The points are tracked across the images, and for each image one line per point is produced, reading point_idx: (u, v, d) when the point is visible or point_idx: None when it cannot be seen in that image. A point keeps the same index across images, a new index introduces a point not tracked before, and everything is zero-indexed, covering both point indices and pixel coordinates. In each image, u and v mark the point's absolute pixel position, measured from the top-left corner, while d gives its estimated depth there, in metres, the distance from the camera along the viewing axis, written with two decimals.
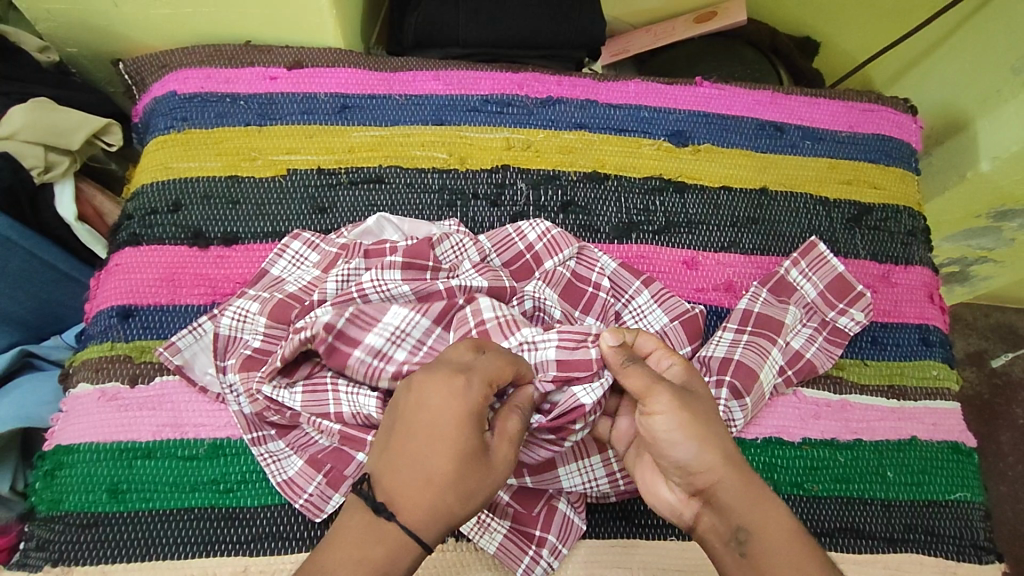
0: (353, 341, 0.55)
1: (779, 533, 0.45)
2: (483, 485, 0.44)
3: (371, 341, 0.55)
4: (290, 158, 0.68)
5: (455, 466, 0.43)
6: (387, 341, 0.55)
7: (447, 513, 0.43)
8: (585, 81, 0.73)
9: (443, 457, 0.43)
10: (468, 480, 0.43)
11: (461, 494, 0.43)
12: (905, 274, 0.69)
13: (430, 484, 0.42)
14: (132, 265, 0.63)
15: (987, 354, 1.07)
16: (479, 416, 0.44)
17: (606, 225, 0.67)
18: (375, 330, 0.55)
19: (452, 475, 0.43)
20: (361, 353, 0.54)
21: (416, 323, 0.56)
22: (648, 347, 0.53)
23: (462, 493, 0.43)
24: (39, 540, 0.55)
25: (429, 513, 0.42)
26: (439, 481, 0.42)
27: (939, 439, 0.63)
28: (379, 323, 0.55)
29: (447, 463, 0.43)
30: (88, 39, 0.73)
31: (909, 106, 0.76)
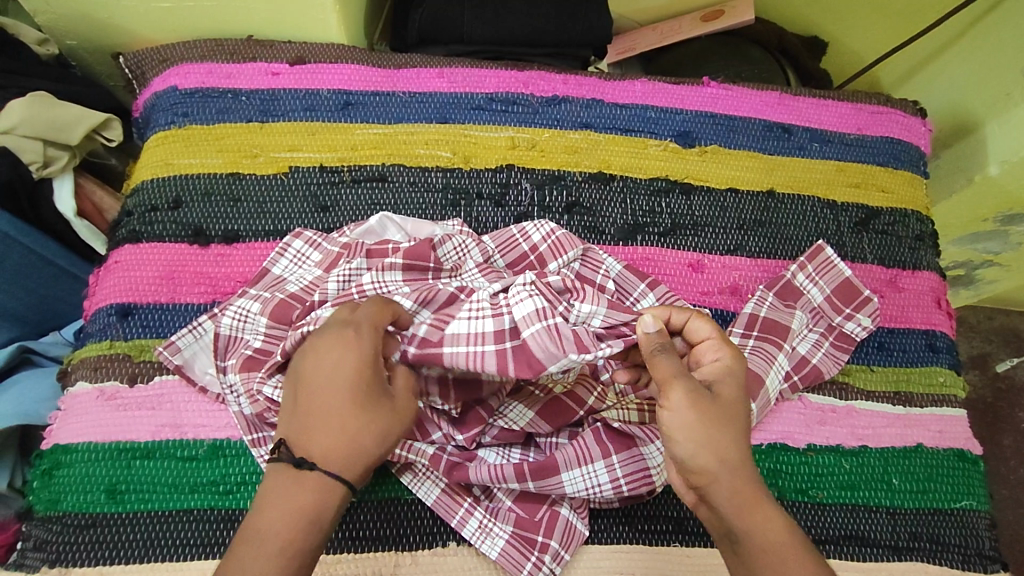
0: None
1: (777, 531, 0.44)
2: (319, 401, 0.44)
3: None
4: (292, 156, 0.67)
5: (339, 400, 0.44)
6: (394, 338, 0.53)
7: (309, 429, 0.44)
8: (591, 80, 0.72)
9: (331, 403, 0.44)
10: (335, 401, 0.44)
11: (308, 412, 0.44)
12: (912, 279, 0.68)
13: (297, 414, 0.45)
14: (131, 262, 0.62)
15: (991, 357, 1.06)
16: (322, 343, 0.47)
17: (611, 227, 0.67)
18: None
19: (325, 395, 0.45)
20: None
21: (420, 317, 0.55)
22: (704, 329, 0.51)
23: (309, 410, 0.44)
24: (37, 541, 0.54)
25: (317, 435, 0.44)
26: (300, 406, 0.45)
27: (945, 447, 0.63)
28: None
29: (304, 393, 0.45)
30: (88, 31, 0.72)
31: (919, 108, 0.75)
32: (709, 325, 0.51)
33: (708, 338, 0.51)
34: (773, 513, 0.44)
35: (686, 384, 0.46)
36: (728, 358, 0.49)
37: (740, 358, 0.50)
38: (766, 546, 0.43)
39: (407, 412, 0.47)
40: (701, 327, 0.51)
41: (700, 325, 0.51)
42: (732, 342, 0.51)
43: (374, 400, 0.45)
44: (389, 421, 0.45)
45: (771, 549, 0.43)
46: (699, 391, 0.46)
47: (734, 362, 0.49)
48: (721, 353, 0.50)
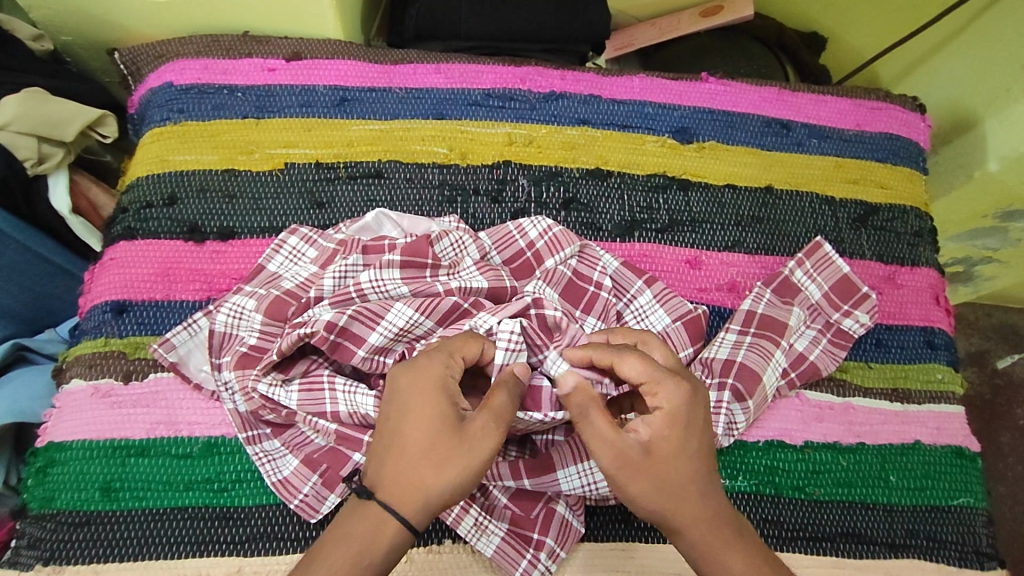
0: (357, 337, 0.54)
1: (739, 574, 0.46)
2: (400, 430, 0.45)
3: (374, 341, 0.54)
4: (288, 152, 0.66)
5: (425, 426, 0.44)
6: (390, 339, 0.55)
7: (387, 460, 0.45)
8: (589, 76, 0.72)
9: (419, 430, 0.44)
10: (420, 425, 0.45)
11: (392, 441, 0.45)
12: (911, 276, 0.68)
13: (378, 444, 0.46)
14: (126, 259, 0.62)
15: (989, 354, 1.06)
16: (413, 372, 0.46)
17: (609, 223, 0.66)
18: (377, 329, 0.54)
19: (407, 419, 0.45)
20: (366, 352, 0.54)
21: (418, 324, 0.55)
22: (638, 373, 0.48)
23: (393, 439, 0.45)
24: (31, 538, 0.54)
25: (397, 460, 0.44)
26: (383, 434, 0.46)
27: (943, 444, 0.63)
28: (382, 321, 0.54)
29: (387, 422, 0.46)
30: (83, 27, 0.72)
31: (918, 104, 0.75)
32: (640, 366, 0.48)
33: (644, 379, 0.48)
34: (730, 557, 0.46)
35: (608, 451, 0.45)
36: (669, 404, 0.47)
37: (679, 401, 0.47)
38: None
39: (496, 435, 0.45)
40: (634, 369, 0.48)
41: (631, 367, 0.48)
42: (669, 381, 0.47)
43: (456, 425, 0.45)
44: (478, 450, 0.44)
45: None
46: (627, 454, 0.45)
47: (674, 405, 0.47)
48: (658, 399, 0.47)
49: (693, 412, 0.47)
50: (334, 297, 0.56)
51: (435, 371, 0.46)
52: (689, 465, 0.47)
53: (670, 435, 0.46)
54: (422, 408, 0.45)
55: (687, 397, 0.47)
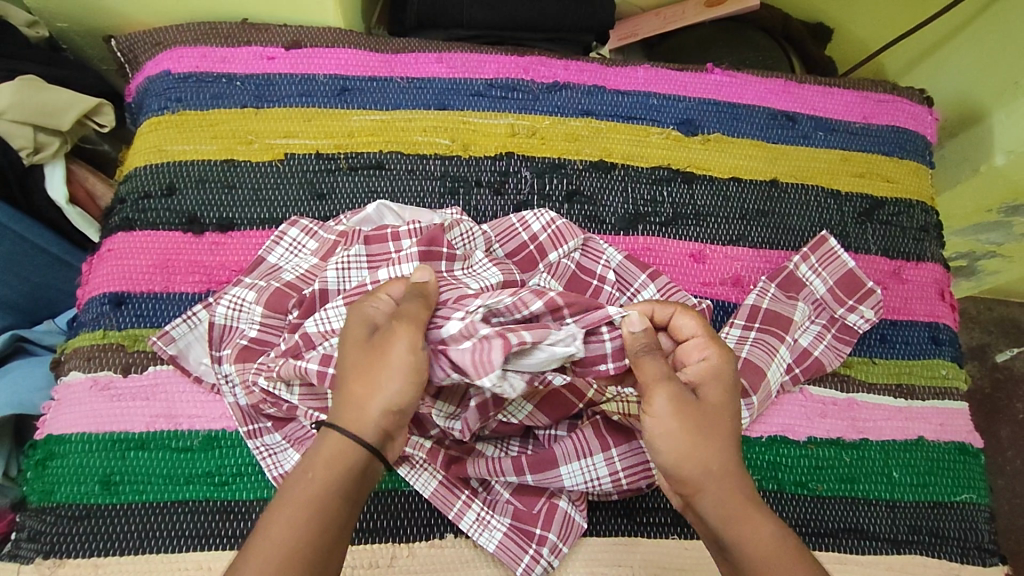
0: None
1: (761, 542, 0.44)
2: (353, 363, 0.45)
3: None
4: (287, 142, 0.66)
5: (390, 380, 0.45)
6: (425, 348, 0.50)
7: (346, 396, 0.45)
8: (592, 66, 0.71)
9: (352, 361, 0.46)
10: (372, 371, 0.45)
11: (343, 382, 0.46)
12: (916, 271, 0.68)
13: (341, 386, 0.46)
14: (125, 250, 0.61)
15: (989, 348, 1.06)
16: (370, 315, 0.47)
17: (612, 216, 0.66)
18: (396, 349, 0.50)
19: (360, 366, 0.45)
20: None
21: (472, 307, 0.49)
22: (690, 328, 0.50)
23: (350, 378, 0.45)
24: (31, 531, 0.54)
25: (355, 410, 0.45)
26: (341, 379, 0.46)
27: (946, 440, 0.63)
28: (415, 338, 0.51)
29: (346, 362, 0.46)
30: (79, 14, 0.71)
31: (925, 96, 0.74)
32: (693, 322, 0.50)
33: (693, 337, 0.50)
34: (758, 525, 0.45)
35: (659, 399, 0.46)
36: (715, 358, 0.49)
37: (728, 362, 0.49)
38: (755, 552, 0.44)
39: (406, 334, 0.45)
40: (685, 324, 0.50)
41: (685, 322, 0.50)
42: (711, 346, 0.49)
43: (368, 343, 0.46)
44: (393, 352, 0.45)
45: (766, 555, 0.44)
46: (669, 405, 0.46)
47: (703, 373, 0.49)
48: (706, 353, 0.49)
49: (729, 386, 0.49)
50: (348, 296, 0.54)
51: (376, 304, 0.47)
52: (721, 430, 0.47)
53: (709, 399, 0.48)
54: (354, 336, 0.46)
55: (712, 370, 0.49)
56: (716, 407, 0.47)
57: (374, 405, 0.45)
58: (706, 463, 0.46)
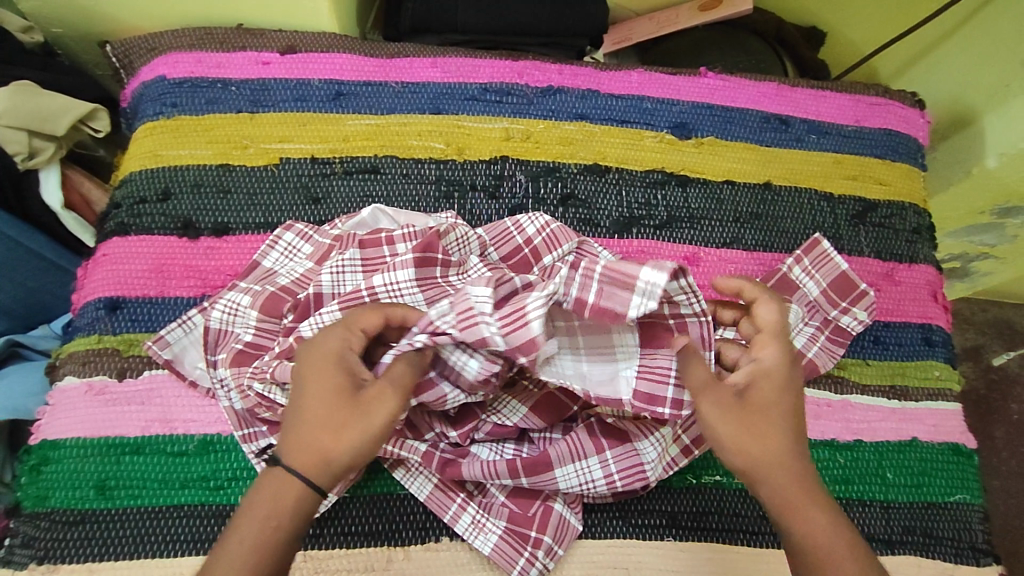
0: None
1: (817, 531, 0.46)
2: (315, 411, 0.46)
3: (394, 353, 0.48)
4: (283, 146, 0.66)
5: (352, 425, 0.45)
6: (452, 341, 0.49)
7: (302, 441, 0.45)
8: (587, 70, 0.71)
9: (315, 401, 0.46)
10: (338, 424, 0.45)
11: (308, 429, 0.45)
12: (909, 272, 0.68)
13: (298, 432, 0.45)
14: (119, 255, 0.61)
15: (984, 349, 1.07)
16: (341, 360, 0.47)
17: (607, 219, 0.66)
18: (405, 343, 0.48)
19: (323, 417, 0.45)
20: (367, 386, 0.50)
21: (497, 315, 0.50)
22: (768, 317, 0.51)
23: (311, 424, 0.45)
24: (24, 537, 0.53)
25: (311, 456, 0.45)
26: (302, 421, 0.46)
27: (940, 440, 0.63)
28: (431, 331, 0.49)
29: (309, 406, 0.46)
30: (75, 20, 0.71)
31: (917, 99, 0.75)
32: (773, 314, 0.51)
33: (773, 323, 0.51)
34: (808, 513, 0.47)
35: (711, 395, 0.48)
36: (770, 357, 0.49)
37: (788, 353, 0.50)
38: (809, 545, 0.46)
39: (393, 401, 0.46)
40: (766, 313, 0.51)
41: (767, 311, 0.51)
42: (778, 340, 0.50)
43: (349, 393, 0.46)
44: (372, 418, 0.45)
45: (818, 550, 0.46)
46: (725, 399, 0.48)
47: (771, 361, 0.49)
48: (766, 349, 0.50)
49: (792, 373, 0.49)
50: (342, 300, 0.54)
51: (336, 343, 0.47)
52: (779, 419, 0.48)
53: (772, 385, 0.49)
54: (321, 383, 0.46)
55: (780, 358, 0.49)
56: (770, 402, 0.48)
57: (331, 458, 0.45)
58: (761, 454, 0.47)
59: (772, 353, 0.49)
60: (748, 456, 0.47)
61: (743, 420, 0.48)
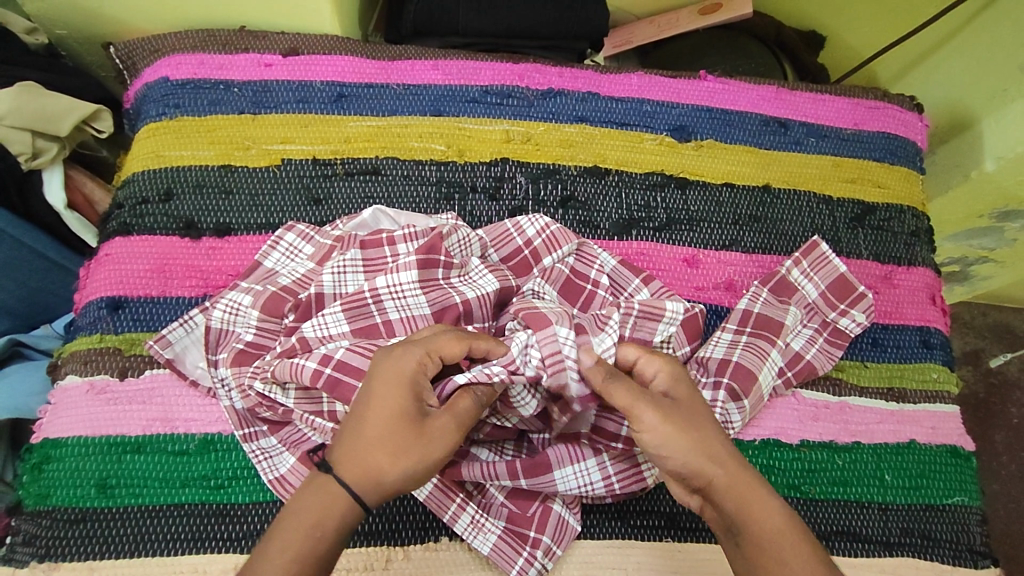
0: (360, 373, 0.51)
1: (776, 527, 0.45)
2: (380, 429, 0.44)
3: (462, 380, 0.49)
4: (284, 148, 0.66)
5: (412, 452, 0.44)
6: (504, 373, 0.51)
7: (355, 457, 0.44)
8: (587, 73, 0.72)
9: (377, 419, 0.44)
10: (403, 445, 0.44)
11: (366, 442, 0.44)
12: (907, 275, 0.68)
13: (352, 447, 0.44)
14: (121, 255, 0.62)
15: (983, 353, 1.07)
16: (405, 377, 0.45)
17: (606, 221, 0.66)
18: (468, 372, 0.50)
19: (388, 437, 0.44)
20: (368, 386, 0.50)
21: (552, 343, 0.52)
22: (632, 354, 0.50)
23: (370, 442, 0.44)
24: (26, 535, 0.54)
25: (365, 473, 0.43)
26: (359, 438, 0.44)
27: (938, 443, 0.63)
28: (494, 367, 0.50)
29: (370, 422, 0.44)
30: (79, 21, 0.71)
31: (916, 103, 0.75)
32: (632, 347, 0.50)
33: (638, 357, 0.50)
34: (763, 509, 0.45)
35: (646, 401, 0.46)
36: (666, 366, 0.49)
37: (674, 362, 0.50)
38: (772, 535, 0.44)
39: (454, 434, 0.46)
40: (627, 352, 0.50)
41: (626, 349, 0.50)
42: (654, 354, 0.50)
43: (413, 418, 0.45)
44: (435, 446, 0.45)
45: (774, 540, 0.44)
46: (658, 402, 0.47)
47: (661, 376, 0.49)
48: (656, 362, 0.50)
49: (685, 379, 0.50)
50: (345, 300, 0.55)
51: (410, 364, 0.46)
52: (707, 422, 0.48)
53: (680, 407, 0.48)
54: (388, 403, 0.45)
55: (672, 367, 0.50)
56: (689, 406, 0.48)
57: (387, 479, 0.43)
58: (711, 453, 0.46)
59: (660, 369, 0.49)
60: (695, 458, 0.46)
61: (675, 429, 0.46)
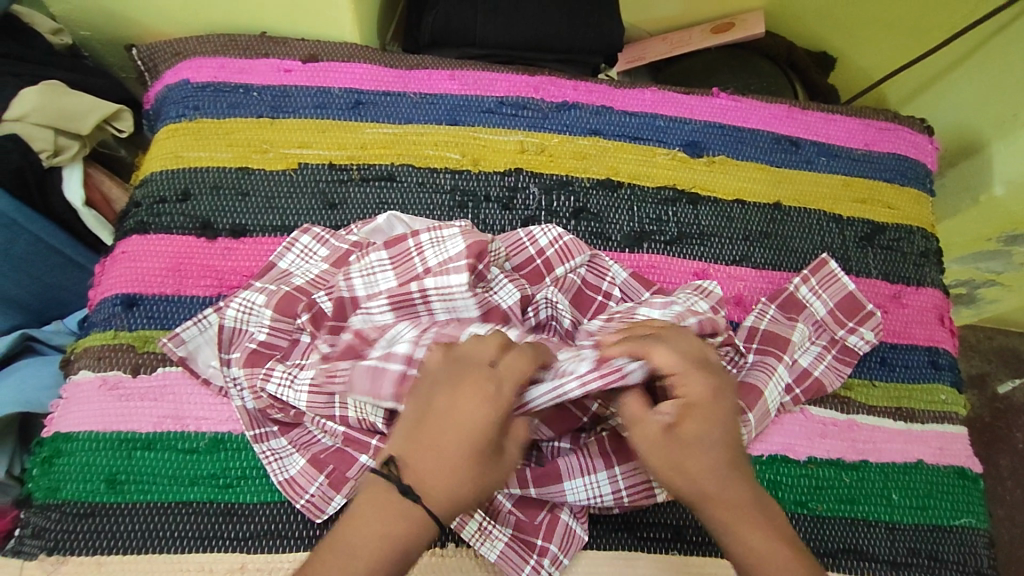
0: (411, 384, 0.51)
1: (763, 558, 0.46)
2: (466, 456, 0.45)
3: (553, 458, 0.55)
4: (301, 152, 0.67)
5: (494, 474, 0.46)
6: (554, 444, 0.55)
7: (441, 479, 0.44)
8: (601, 87, 0.73)
9: (467, 443, 0.45)
10: (485, 468, 0.45)
11: (452, 467, 0.45)
12: (916, 295, 0.68)
13: (439, 468, 0.44)
14: (138, 253, 0.62)
15: (989, 377, 1.07)
16: (498, 405, 0.46)
17: (618, 233, 0.67)
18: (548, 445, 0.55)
19: (480, 462, 0.45)
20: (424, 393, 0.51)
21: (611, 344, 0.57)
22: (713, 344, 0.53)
23: (451, 466, 0.45)
24: (34, 528, 0.54)
25: (450, 493, 0.44)
26: (445, 460, 0.45)
27: (945, 464, 0.63)
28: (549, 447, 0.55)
29: (458, 444, 0.45)
30: (104, 23, 0.73)
31: (926, 125, 0.76)
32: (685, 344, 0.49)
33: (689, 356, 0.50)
34: (752, 538, 0.46)
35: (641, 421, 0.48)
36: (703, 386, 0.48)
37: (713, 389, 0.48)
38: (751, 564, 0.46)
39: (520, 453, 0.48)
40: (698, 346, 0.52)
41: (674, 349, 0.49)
42: (697, 370, 0.48)
43: (497, 444, 0.46)
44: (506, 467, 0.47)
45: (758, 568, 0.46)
46: (648, 422, 0.47)
47: (699, 393, 0.48)
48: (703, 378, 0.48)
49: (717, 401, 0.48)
50: (392, 296, 0.56)
51: (507, 394, 0.46)
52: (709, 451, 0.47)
53: (693, 420, 0.47)
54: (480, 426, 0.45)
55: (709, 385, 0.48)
56: (689, 430, 0.47)
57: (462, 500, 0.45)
58: (696, 476, 0.47)
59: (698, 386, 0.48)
60: (692, 478, 0.47)
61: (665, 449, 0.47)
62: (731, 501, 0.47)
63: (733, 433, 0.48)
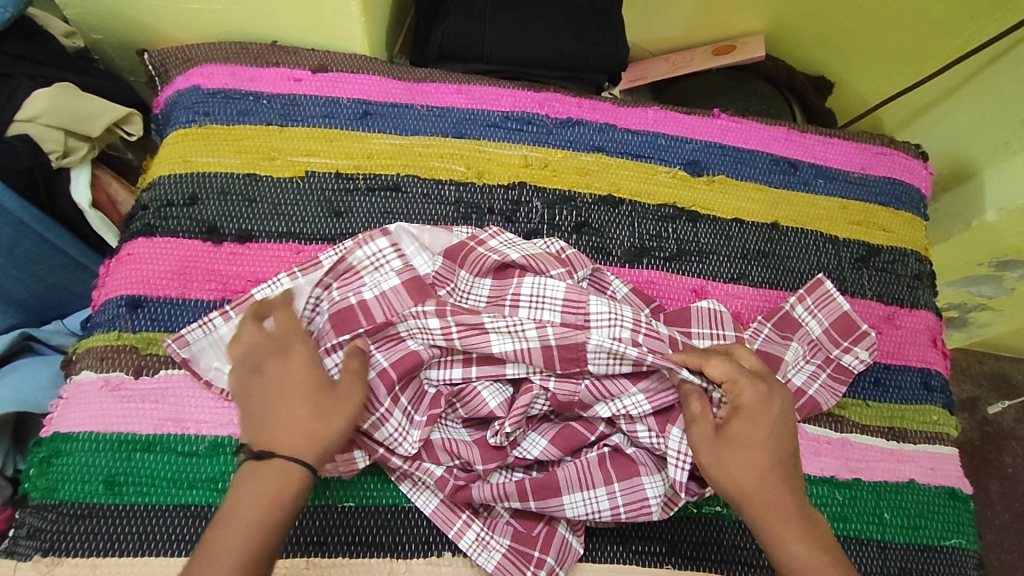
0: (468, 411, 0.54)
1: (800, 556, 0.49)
2: (328, 409, 0.50)
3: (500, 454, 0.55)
4: (309, 161, 0.68)
5: (330, 419, 0.49)
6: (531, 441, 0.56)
7: (291, 429, 0.49)
8: (605, 105, 0.74)
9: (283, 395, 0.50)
10: (303, 415, 0.49)
11: (298, 420, 0.49)
12: (910, 317, 0.70)
13: (276, 418, 0.49)
14: (143, 256, 0.63)
15: (980, 401, 1.08)
16: (315, 368, 0.51)
17: (618, 249, 0.68)
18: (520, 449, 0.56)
19: (296, 407, 0.49)
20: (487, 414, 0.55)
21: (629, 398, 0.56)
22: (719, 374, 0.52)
23: (316, 416, 0.49)
24: (29, 529, 0.54)
25: (284, 444, 0.48)
26: (287, 411, 0.49)
27: (937, 484, 0.64)
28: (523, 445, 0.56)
29: (283, 396, 0.50)
30: (118, 28, 0.74)
31: (921, 151, 0.77)
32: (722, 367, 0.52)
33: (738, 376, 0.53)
34: (789, 537, 0.50)
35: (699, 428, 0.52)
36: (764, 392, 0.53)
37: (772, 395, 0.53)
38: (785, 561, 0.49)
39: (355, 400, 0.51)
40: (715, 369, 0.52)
41: (716, 366, 0.53)
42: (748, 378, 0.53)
43: (318, 392, 0.50)
44: (339, 417, 0.50)
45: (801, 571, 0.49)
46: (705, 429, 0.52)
47: (749, 399, 0.52)
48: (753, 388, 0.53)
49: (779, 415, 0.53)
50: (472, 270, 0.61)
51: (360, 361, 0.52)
52: (763, 456, 0.51)
53: (745, 421, 0.52)
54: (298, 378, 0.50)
55: (763, 392, 0.53)
56: (743, 435, 0.51)
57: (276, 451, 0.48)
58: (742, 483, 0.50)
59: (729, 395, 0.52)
60: (736, 481, 0.50)
61: (720, 454, 0.51)
62: (772, 505, 0.50)
63: (784, 439, 0.52)
